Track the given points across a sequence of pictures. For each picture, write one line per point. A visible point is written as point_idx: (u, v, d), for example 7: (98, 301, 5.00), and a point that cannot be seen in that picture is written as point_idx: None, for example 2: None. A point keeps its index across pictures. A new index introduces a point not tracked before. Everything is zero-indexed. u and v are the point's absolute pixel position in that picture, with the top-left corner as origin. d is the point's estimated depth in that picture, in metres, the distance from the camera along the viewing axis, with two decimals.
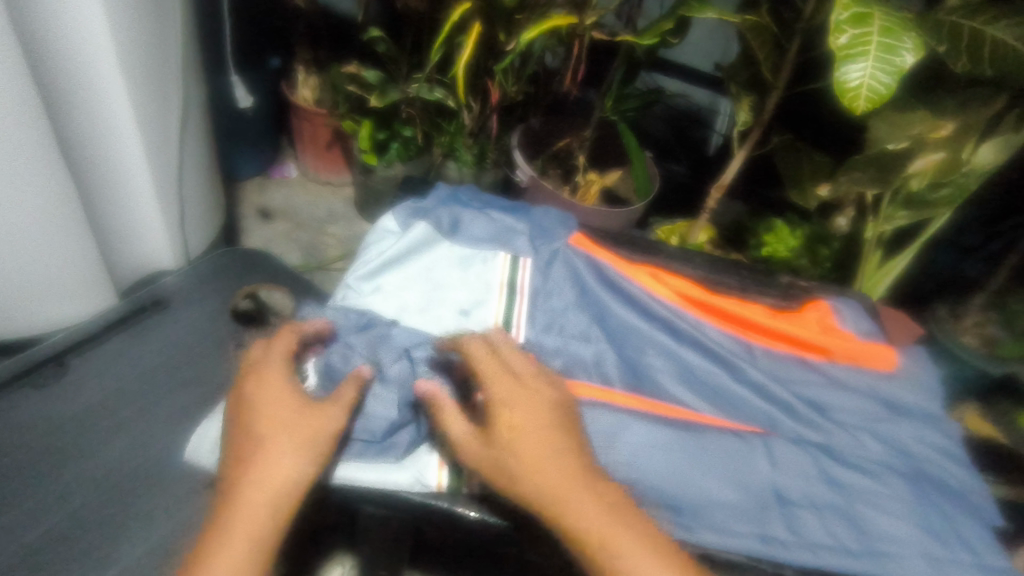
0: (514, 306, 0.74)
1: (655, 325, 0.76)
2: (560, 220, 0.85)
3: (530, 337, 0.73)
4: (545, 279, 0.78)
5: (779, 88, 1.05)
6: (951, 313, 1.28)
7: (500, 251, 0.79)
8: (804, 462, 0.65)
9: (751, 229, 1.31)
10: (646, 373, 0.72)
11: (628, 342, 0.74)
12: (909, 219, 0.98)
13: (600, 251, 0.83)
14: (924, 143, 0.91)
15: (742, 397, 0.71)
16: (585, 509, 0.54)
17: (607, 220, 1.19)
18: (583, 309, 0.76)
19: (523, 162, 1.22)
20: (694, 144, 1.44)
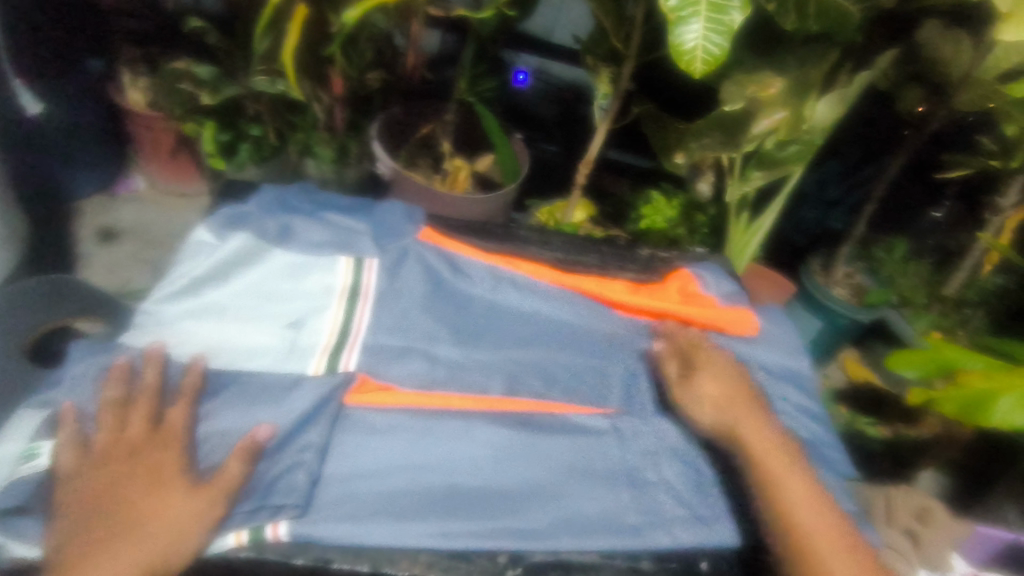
0: (354, 312, 0.68)
1: (512, 317, 0.73)
2: (406, 215, 0.78)
3: (370, 345, 0.67)
4: (391, 280, 0.72)
5: (631, 57, 1.02)
6: (823, 266, 1.32)
7: (341, 254, 0.72)
8: (654, 441, 0.66)
9: (629, 204, 1.30)
10: (500, 368, 0.68)
11: (482, 340, 0.71)
12: (765, 179, 0.99)
13: (450, 242, 0.78)
14: (760, 104, 0.92)
15: (598, 382, 0.70)
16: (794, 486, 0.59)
17: (479, 207, 1.14)
18: (432, 308, 0.72)
19: (382, 154, 1.14)
20: (578, 122, 1.39)
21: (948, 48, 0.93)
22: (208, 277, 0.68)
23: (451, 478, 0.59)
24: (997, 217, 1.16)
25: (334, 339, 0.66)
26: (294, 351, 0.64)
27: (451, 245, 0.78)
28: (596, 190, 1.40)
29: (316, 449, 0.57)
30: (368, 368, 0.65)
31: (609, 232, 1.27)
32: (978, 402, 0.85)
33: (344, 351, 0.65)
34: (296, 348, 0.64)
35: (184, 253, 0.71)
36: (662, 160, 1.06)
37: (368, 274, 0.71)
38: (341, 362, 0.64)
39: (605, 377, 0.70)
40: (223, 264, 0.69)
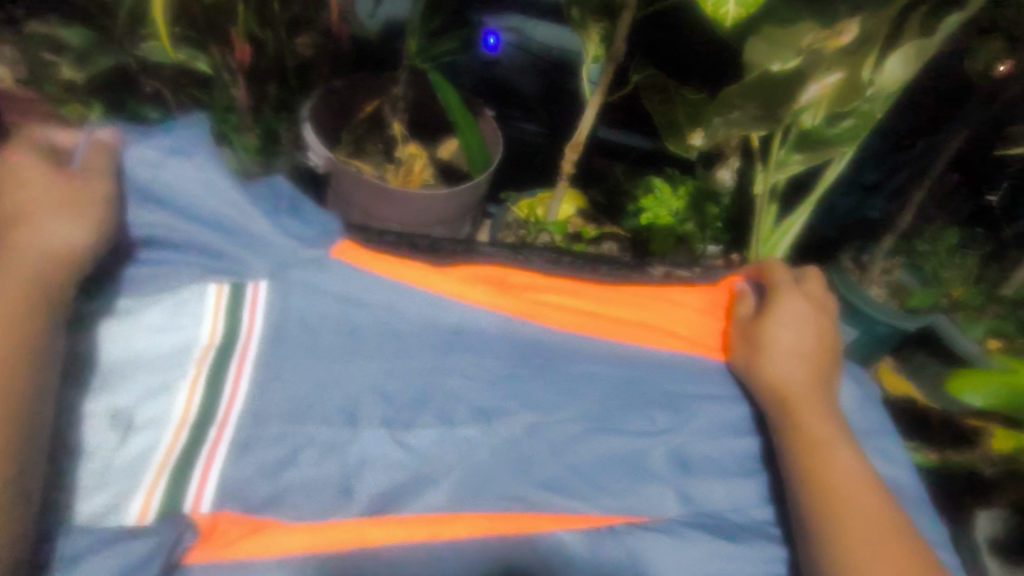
0: (219, 387, 0.52)
1: (457, 375, 0.57)
2: (304, 226, 0.61)
3: (241, 438, 0.50)
4: (301, 329, 0.57)
5: (632, 7, 0.79)
6: (858, 262, 1.11)
7: (209, 289, 0.56)
8: (669, 565, 0.49)
9: (625, 193, 1.06)
10: (439, 462, 0.52)
11: (411, 427, 0.54)
12: (805, 163, 0.76)
13: (377, 260, 0.61)
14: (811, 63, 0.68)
15: (580, 462, 0.54)
16: None
17: (435, 204, 0.90)
18: (346, 381, 0.55)
19: (314, 140, 0.89)
20: (562, 97, 1.15)
21: None
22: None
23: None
24: None
25: (178, 452, 0.48)
26: (116, 466, 0.47)
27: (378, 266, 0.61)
28: (583, 174, 1.17)
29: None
30: (235, 482, 0.49)
31: (603, 229, 1.05)
32: None
33: (200, 449, 0.49)
34: (122, 460, 0.48)
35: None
36: (664, 139, 0.83)
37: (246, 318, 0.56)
38: (186, 494, 0.47)
39: (593, 461, 0.54)
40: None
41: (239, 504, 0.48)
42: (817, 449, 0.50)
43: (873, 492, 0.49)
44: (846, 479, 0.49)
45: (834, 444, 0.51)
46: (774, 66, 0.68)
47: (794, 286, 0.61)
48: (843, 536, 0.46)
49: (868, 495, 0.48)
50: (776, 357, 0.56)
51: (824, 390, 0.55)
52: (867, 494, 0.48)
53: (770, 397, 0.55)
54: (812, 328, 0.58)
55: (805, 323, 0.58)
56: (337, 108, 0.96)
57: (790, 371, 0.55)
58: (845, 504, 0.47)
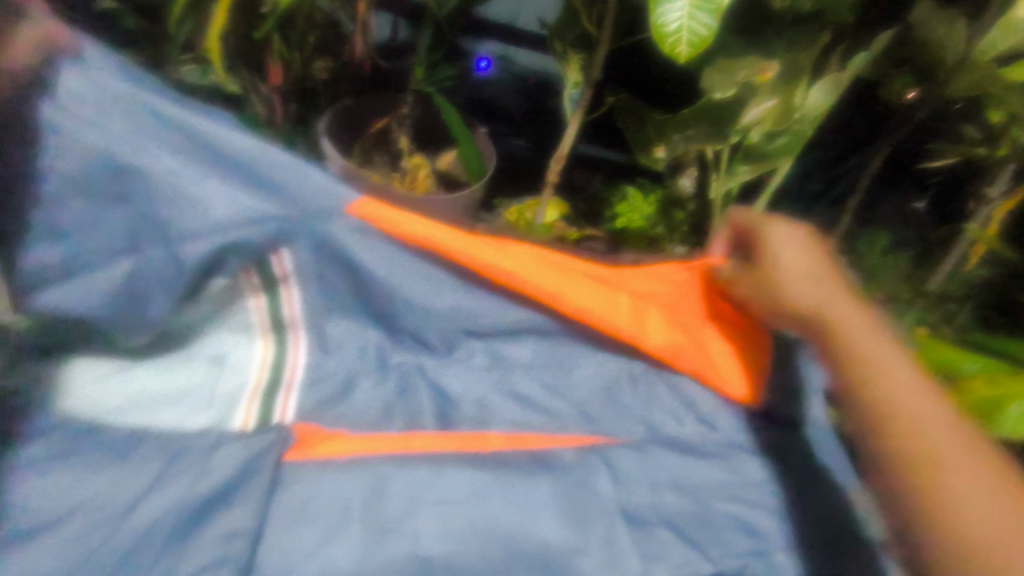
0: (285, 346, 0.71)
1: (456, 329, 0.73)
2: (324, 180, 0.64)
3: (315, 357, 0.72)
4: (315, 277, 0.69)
5: (605, 41, 0.93)
6: None
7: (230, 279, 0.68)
8: (639, 469, 0.65)
9: (602, 200, 1.21)
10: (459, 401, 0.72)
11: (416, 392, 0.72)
12: (751, 173, 0.91)
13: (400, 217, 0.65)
14: (751, 88, 0.84)
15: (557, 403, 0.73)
16: (914, 403, 0.53)
17: (440, 207, 1.03)
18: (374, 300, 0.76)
19: (332, 151, 1.03)
20: (545, 115, 1.31)
21: (941, 28, 0.87)
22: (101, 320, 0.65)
23: (421, 544, 0.57)
24: (983, 208, 1.12)
25: (264, 382, 0.69)
26: (218, 396, 0.68)
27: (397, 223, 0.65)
28: (565, 185, 1.31)
29: (247, 537, 0.55)
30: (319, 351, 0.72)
31: (583, 232, 1.19)
32: (984, 407, 0.79)
33: (287, 339, 0.72)
34: (218, 393, 0.68)
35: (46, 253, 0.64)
36: (636, 152, 0.97)
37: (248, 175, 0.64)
38: (274, 412, 0.67)
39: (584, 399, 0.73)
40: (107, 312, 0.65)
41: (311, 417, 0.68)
42: (877, 369, 0.55)
43: (842, 312, 0.59)
44: (835, 305, 0.59)
45: (889, 366, 0.55)
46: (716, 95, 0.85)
47: (789, 224, 0.65)
48: (870, 385, 0.55)
49: (869, 334, 0.57)
50: (789, 283, 0.61)
51: (858, 322, 0.58)
52: (851, 305, 0.59)
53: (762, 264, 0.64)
54: (814, 275, 0.61)
55: (818, 282, 0.60)
56: (350, 123, 1.10)
57: (838, 310, 0.59)
58: (891, 402, 0.54)
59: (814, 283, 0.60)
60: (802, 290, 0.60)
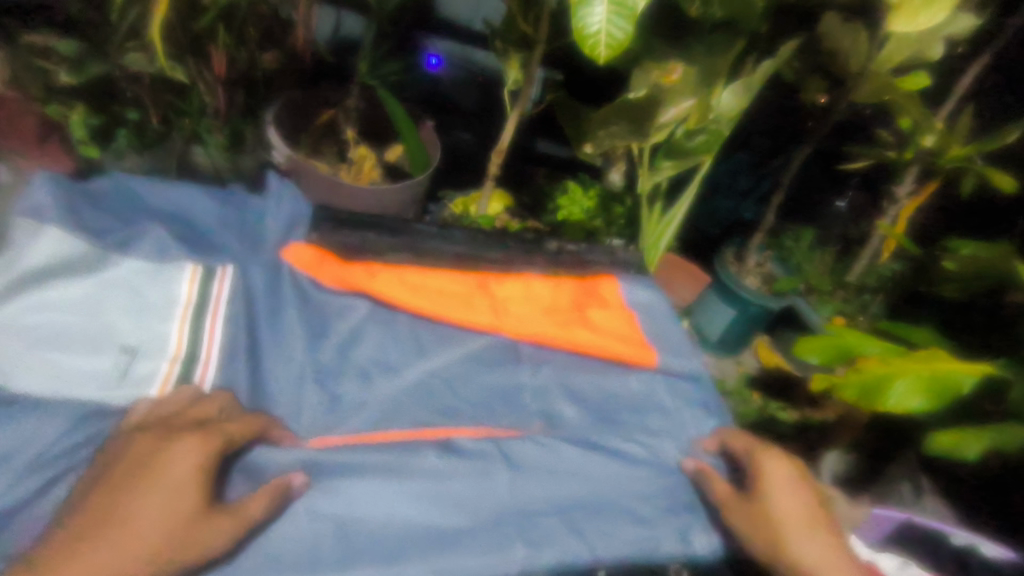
0: (201, 329, 0.67)
1: (370, 340, 0.74)
2: (282, 216, 0.81)
3: (227, 335, 0.67)
4: (244, 287, 0.72)
5: (542, 41, 0.98)
6: (737, 255, 1.34)
7: (188, 264, 0.71)
8: (541, 458, 0.66)
9: (545, 194, 1.27)
10: (351, 402, 0.68)
11: (310, 391, 0.68)
12: (675, 169, 0.97)
13: (323, 260, 0.78)
14: (668, 91, 0.91)
15: (479, 408, 0.72)
16: (792, 513, 0.63)
17: (384, 197, 1.07)
18: (269, 305, 0.72)
19: (278, 141, 1.05)
20: (489, 110, 1.35)
21: (846, 39, 0.94)
22: (66, 263, 0.66)
23: (319, 537, 0.56)
24: (893, 207, 1.21)
25: (174, 376, 0.64)
26: (128, 379, 0.63)
27: (315, 263, 0.77)
28: (509, 179, 1.35)
29: None
30: (230, 332, 0.68)
31: (525, 223, 1.24)
32: (875, 386, 0.87)
33: (205, 317, 0.68)
34: (129, 380, 0.63)
35: (46, 196, 0.70)
36: (574, 146, 1.05)
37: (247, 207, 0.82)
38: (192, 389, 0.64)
39: (483, 394, 0.73)
40: (71, 261, 0.66)
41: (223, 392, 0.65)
42: (753, 457, 0.67)
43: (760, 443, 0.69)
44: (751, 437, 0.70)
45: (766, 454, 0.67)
46: (631, 94, 0.89)
47: None
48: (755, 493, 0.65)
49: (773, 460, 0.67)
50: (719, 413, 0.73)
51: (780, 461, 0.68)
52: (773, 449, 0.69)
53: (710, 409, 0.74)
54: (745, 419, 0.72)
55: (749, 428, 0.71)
56: (296, 114, 1.13)
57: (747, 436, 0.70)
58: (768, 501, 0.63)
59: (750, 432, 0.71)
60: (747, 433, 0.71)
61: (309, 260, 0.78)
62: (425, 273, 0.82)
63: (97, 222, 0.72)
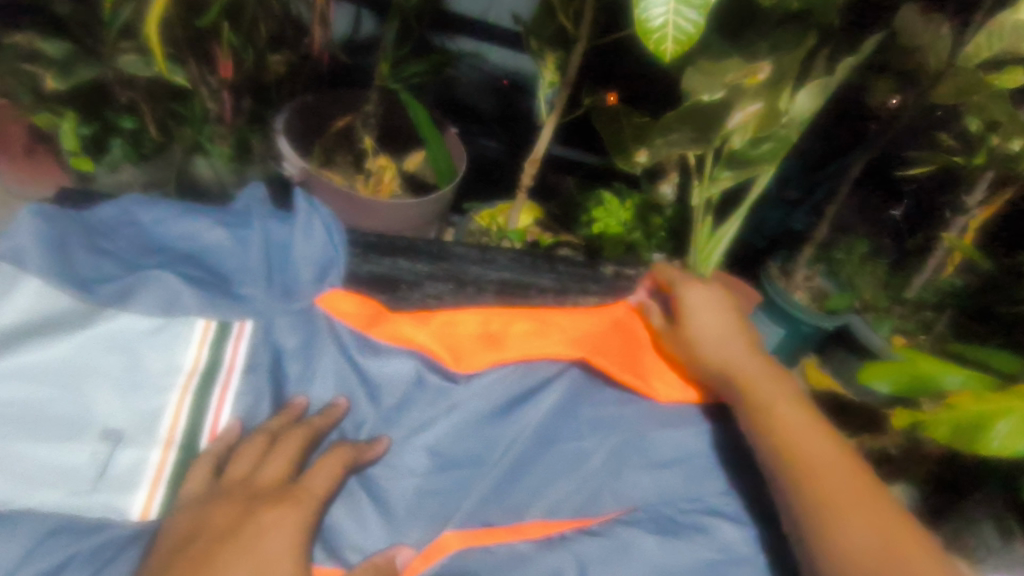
0: (204, 407, 0.61)
1: (419, 413, 0.65)
2: (319, 257, 0.68)
3: (239, 413, 0.61)
4: (267, 349, 0.64)
5: (584, 39, 0.88)
6: (784, 269, 1.24)
7: (197, 321, 0.64)
8: (610, 565, 0.58)
9: (577, 205, 1.16)
10: (399, 509, 0.61)
11: (357, 496, 0.62)
12: (734, 180, 0.87)
13: (370, 315, 0.67)
14: (741, 91, 0.78)
15: (533, 490, 0.64)
16: (815, 448, 0.56)
17: (405, 212, 0.97)
18: (302, 379, 0.65)
19: (289, 151, 0.95)
20: (516, 116, 1.25)
21: (926, 33, 0.84)
22: (51, 328, 0.60)
23: None
24: (960, 218, 1.10)
25: (169, 467, 0.58)
26: (112, 466, 0.57)
27: (360, 316, 0.67)
28: (538, 189, 1.26)
29: None
30: (241, 414, 0.61)
31: (558, 237, 1.14)
32: (973, 426, 0.77)
33: (211, 391, 0.62)
34: (113, 466, 0.57)
35: (33, 235, 0.61)
36: (614, 156, 0.95)
37: (264, 237, 0.68)
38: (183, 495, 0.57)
39: (540, 475, 0.65)
40: (58, 323, 0.60)
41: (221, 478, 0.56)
42: (762, 404, 0.60)
43: (763, 370, 0.62)
44: (742, 363, 0.63)
45: (774, 393, 0.60)
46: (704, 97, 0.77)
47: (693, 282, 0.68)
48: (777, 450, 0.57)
49: (779, 391, 0.61)
50: (700, 344, 0.64)
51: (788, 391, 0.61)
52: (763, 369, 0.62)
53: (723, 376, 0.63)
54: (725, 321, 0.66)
55: (732, 330, 0.65)
56: (309, 122, 1.03)
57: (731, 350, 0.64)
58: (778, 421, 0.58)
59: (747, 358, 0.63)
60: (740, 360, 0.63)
61: (364, 315, 0.67)
62: (493, 311, 0.69)
63: (92, 264, 0.64)
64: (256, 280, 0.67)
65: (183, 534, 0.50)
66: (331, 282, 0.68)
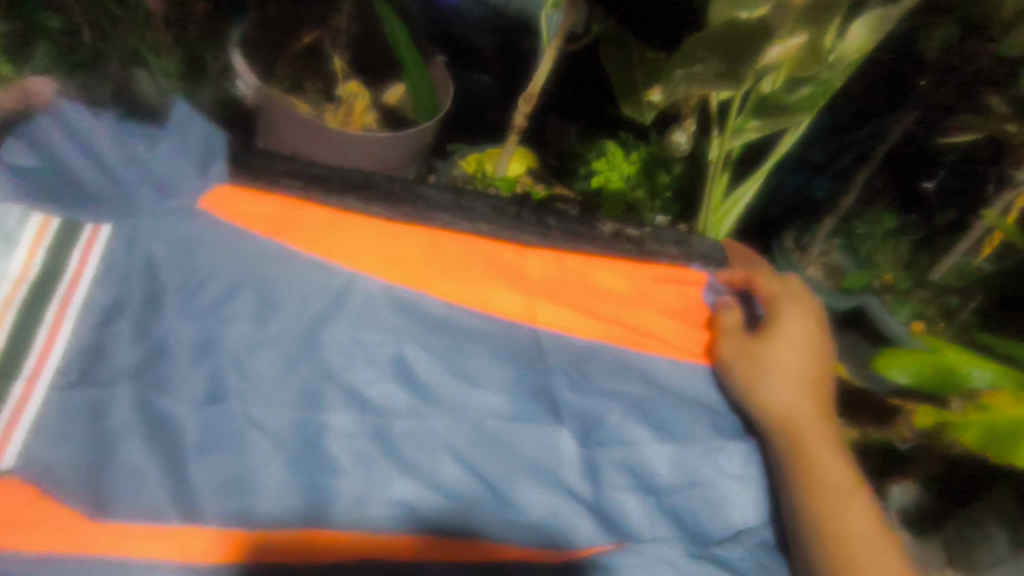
0: (32, 328, 0.48)
1: (325, 348, 0.54)
2: (206, 169, 0.57)
3: (81, 337, 0.49)
4: (121, 274, 0.52)
5: None
6: (798, 243, 1.12)
7: (30, 215, 0.51)
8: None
9: (576, 155, 1.02)
10: (272, 478, 0.47)
11: (235, 439, 0.48)
12: (761, 131, 0.74)
13: (315, 241, 0.58)
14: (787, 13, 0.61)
15: (450, 461, 0.51)
16: (858, 519, 0.50)
17: (378, 148, 0.84)
18: (172, 310, 0.52)
19: (244, 67, 0.81)
20: (517, 57, 1.10)
21: None
22: None
23: None
24: (1005, 194, 0.98)
25: None
26: None
27: (296, 241, 0.58)
28: (534, 136, 1.12)
29: None
30: (83, 345, 0.49)
31: (552, 190, 1.00)
32: (1009, 432, 0.67)
33: (46, 305, 0.49)
34: None
35: None
36: (624, 106, 0.81)
37: (87, 123, 0.54)
38: None
39: (471, 443, 0.52)
40: None
41: (40, 474, 0.44)
42: (806, 445, 0.53)
43: (812, 414, 0.55)
44: (789, 402, 0.55)
45: (823, 444, 0.53)
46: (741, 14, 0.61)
47: (796, 302, 0.61)
48: (817, 503, 0.50)
49: (829, 448, 0.53)
50: (773, 377, 0.56)
51: (834, 441, 0.54)
52: (815, 417, 0.55)
53: (773, 422, 0.55)
54: (808, 349, 0.58)
55: (801, 363, 0.57)
56: (272, 37, 0.89)
57: (792, 394, 0.55)
58: (829, 491, 0.51)
59: (798, 387, 0.56)
60: (794, 394, 0.55)
61: (314, 245, 0.58)
62: (451, 246, 0.62)
63: None
64: (86, 161, 0.53)
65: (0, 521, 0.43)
66: (214, 175, 0.58)
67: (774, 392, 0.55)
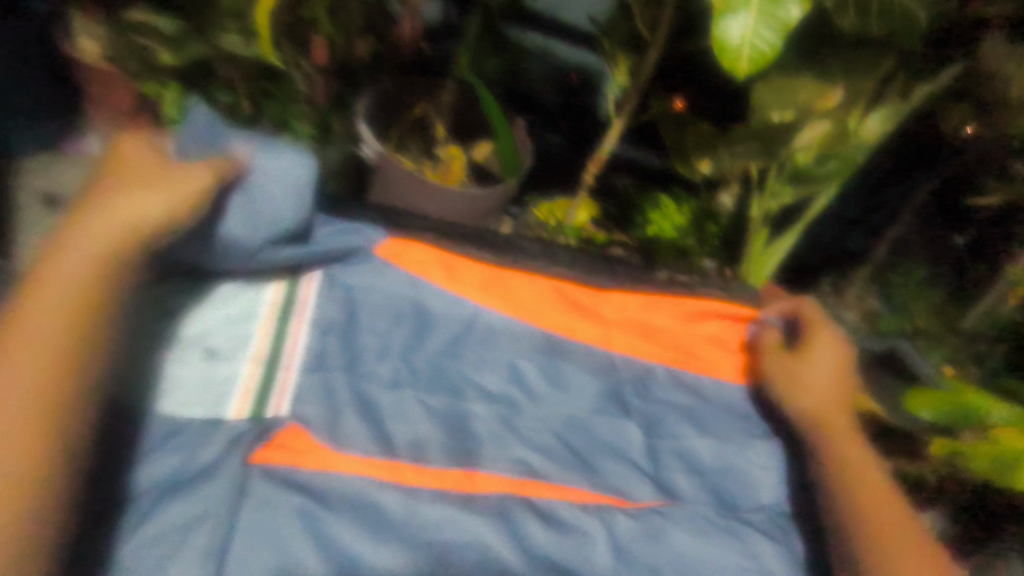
0: (287, 329, 0.67)
1: (468, 357, 0.72)
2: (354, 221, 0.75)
3: (311, 341, 0.68)
4: (330, 292, 0.71)
5: (658, 48, 0.90)
6: (836, 288, 1.24)
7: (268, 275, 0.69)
8: (643, 538, 0.62)
9: (634, 206, 1.18)
10: (445, 440, 0.65)
11: (411, 412, 0.66)
12: (795, 195, 0.88)
13: (451, 275, 0.76)
14: (810, 112, 0.81)
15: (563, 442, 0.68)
16: (886, 512, 0.62)
17: (471, 199, 1.02)
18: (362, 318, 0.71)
19: (368, 133, 1.01)
20: (582, 114, 1.30)
21: (1011, 64, 0.84)
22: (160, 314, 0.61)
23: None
24: None
25: (255, 379, 0.63)
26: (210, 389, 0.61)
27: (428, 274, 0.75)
28: (599, 190, 1.26)
29: None
30: (314, 338, 0.68)
31: (612, 236, 1.15)
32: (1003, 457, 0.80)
33: (291, 317, 0.68)
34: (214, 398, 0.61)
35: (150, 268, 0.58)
36: (677, 168, 0.97)
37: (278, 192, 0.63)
38: (268, 403, 0.63)
39: (581, 434, 0.69)
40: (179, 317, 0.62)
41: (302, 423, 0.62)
42: (847, 451, 0.66)
43: (846, 424, 0.69)
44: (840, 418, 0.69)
45: (859, 451, 0.67)
46: (774, 116, 0.81)
47: (823, 325, 0.75)
48: (857, 494, 0.63)
49: (862, 455, 0.67)
50: (811, 390, 0.70)
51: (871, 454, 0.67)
52: (856, 435, 0.68)
53: (808, 423, 0.69)
54: (838, 373, 0.72)
55: (828, 376, 0.71)
56: (386, 106, 1.09)
57: (831, 410, 0.69)
58: (869, 487, 0.64)
59: (830, 398, 0.70)
60: (822, 400, 0.69)
61: (448, 274, 0.76)
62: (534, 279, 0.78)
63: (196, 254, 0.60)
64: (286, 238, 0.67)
65: (300, 450, 0.60)
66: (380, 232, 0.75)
67: (802, 401, 0.70)
